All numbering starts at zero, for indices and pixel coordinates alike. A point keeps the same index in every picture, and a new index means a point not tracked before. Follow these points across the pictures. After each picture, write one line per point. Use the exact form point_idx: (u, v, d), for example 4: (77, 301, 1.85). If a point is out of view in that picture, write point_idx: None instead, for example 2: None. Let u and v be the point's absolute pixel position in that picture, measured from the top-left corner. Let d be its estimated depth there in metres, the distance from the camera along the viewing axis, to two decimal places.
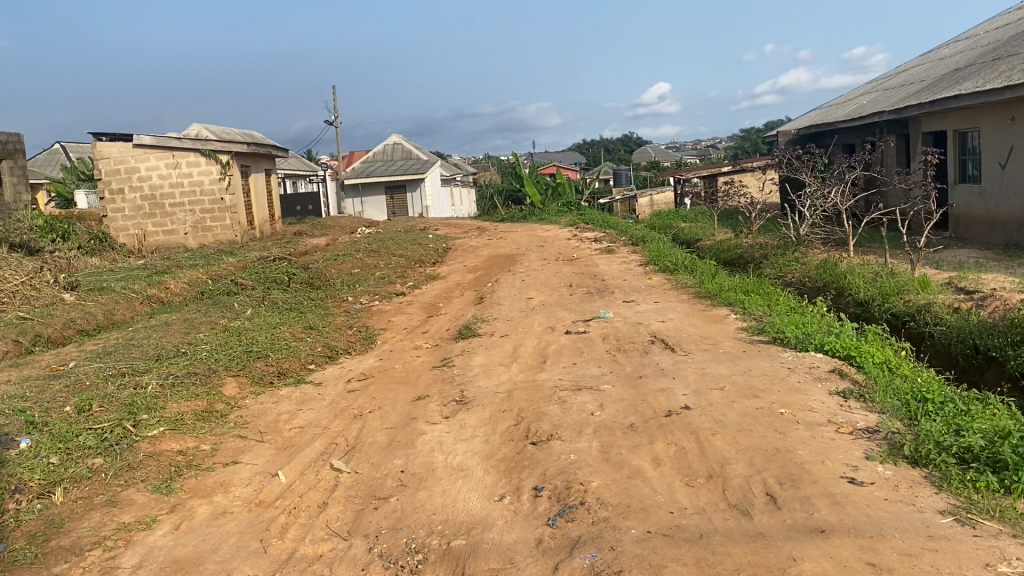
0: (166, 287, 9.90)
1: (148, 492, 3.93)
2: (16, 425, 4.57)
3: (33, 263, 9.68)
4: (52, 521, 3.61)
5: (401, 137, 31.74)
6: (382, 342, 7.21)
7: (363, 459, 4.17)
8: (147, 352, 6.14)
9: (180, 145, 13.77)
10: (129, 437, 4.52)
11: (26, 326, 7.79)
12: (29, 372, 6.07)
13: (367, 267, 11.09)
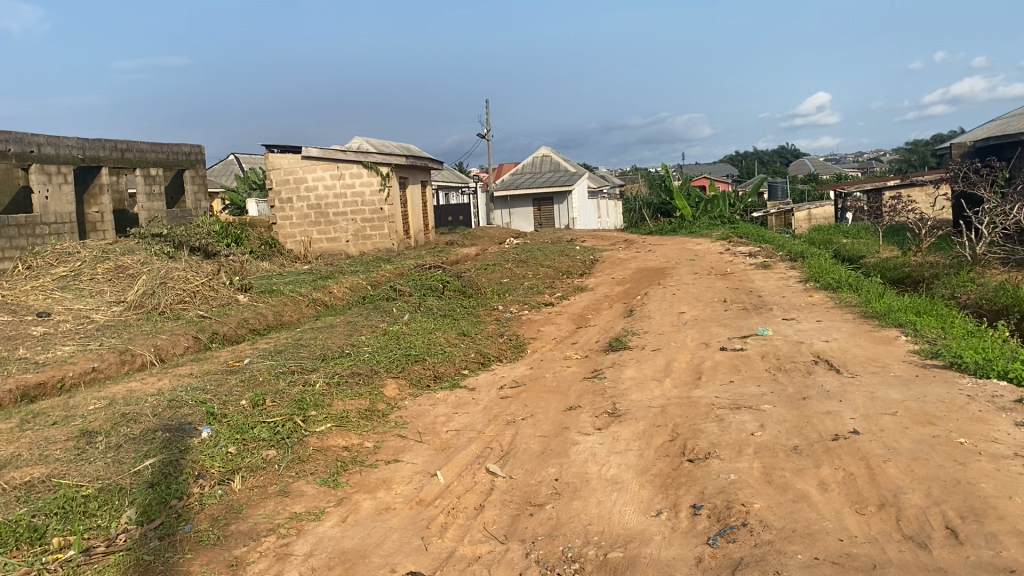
0: (329, 290, 10.44)
1: (317, 484, 4.15)
2: (199, 415, 4.99)
3: (211, 265, 10.46)
4: (231, 506, 3.90)
5: (551, 149, 32.09)
6: (532, 350, 7.30)
7: (518, 465, 4.24)
8: (314, 352, 6.50)
9: (345, 157, 14.40)
10: (299, 431, 4.80)
11: (206, 323, 8.42)
12: (210, 366, 6.56)
13: (516, 276, 11.28)
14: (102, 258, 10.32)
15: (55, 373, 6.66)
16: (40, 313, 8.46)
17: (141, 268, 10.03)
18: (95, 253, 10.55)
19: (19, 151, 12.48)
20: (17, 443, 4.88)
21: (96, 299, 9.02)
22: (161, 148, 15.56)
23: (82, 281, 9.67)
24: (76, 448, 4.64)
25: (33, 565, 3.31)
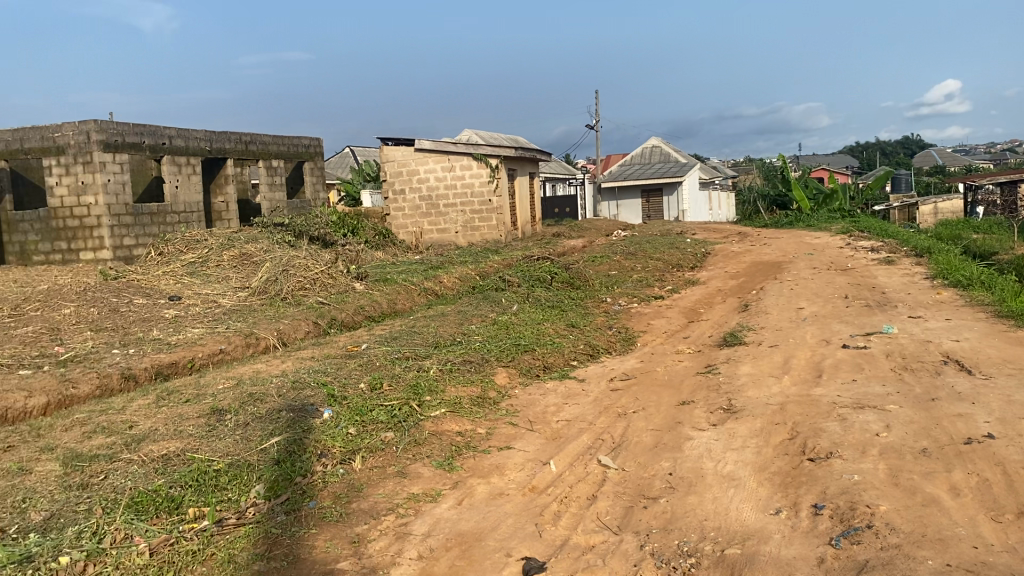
0: (440, 280, 10.64)
1: (433, 467, 4.25)
2: (320, 397, 5.20)
3: (328, 254, 10.83)
4: (352, 485, 4.06)
5: (661, 140, 31.65)
6: (643, 343, 7.25)
7: (631, 458, 4.23)
8: (427, 339, 6.65)
9: (455, 149, 14.63)
10: (415, 415, 4.93)
11: (324, 310, 8.73)
12: (329, 351, 6.80)
13: (625, 269, 11.21)
14: (228, 245, 10.85)
15: (187, 354, 7.06)
16: (172, 297, 8.99)
17: (264, 255, 10.48)
18: (222, 240, 11.10)
19: (154, 144, 13.27)
20: (155, 417, 5.22)
21: (222, 285, 9.51)
22: (282, 140, 16.18)
23: (209, 267, 10.22)
24: (208, 423, 4.91)
25: (172, 533, 3.55)
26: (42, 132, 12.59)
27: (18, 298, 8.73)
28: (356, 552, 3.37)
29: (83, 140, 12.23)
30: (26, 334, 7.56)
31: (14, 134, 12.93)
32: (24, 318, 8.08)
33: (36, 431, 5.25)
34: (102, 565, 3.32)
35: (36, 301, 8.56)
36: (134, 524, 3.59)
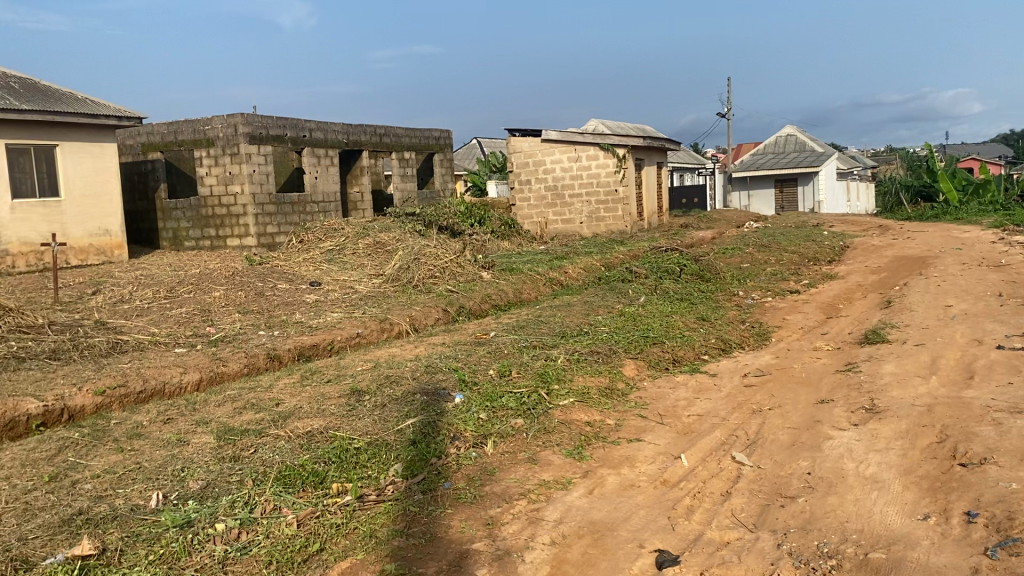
0: (566, 271, 10.67)
1: (563, 455, 4.30)
2: (452, 382, 5.36)
3: (457, 243, 11.05)
4: (485, 468, 4.16)
5: (796, 129, 30.56)
6: (777, 339, 7.05)
7: (766, 455, 4.13)
8: (555, 329, 6.70)
9: (582, 140, 14.59)
10: (544, 403, 4.99)
11: (454, 298, 8.93)
12: (459, 337, 6.96)
13: (758, 262, 10.92)
14: (362, 234, 11.25)
15: (326, 337, 7.38)
16: (312, 283, 9.42)
17: (396, 244, 10.80)
18: (357, 229, 11.53)
19: (295, 136, 13.90)
20: (299, 396, 5.51)
21: (358, 272, 9.88)
22: (414, 132, 16.60)
23: (345, 255, 10.64)
24: (347, 404, 5.14)
25: (317, 507, 3.78)
26: (194, 125, 13.40)
27: (174, 281, 9.37)
28: (490, 534, 3.46)
29: (231, 132, 12.95)
30: (180, 314, 8.11)
31: (170, 127, 13.85)
32: (179, 299, 8.67)
33: (192, 405, 5.64)
34: (255, 532, 3.58)
35: (189, 284, 9.16)
36: (282, 496, 3.87)
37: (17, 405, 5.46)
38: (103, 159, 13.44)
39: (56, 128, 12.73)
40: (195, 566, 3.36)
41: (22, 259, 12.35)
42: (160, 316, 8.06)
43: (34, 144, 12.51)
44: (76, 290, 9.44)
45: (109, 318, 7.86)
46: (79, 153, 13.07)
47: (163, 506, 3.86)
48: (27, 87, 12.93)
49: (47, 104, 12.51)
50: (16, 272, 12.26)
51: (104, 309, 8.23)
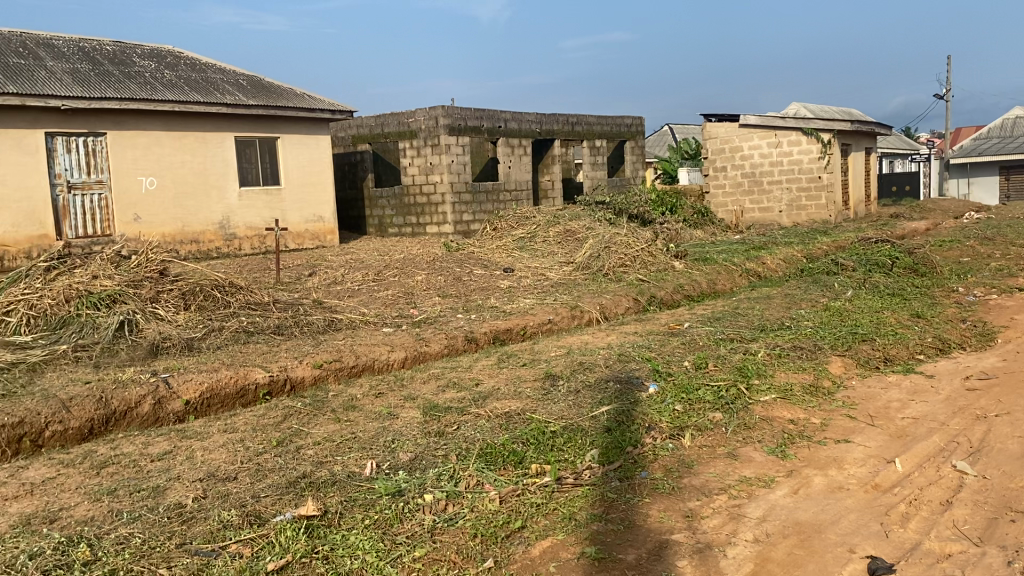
0: (764, 262, 10.32)
1: (765, 453, 4.19)
2: (646, 371, 5.37)
3: (649, 232, 10.97)
4: (683, 460, 4.14)
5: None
6: (1004, 340, 6.47)
7: (993, 466, 3.82)
8: (753, 322, 6.51)
9: (783, 124, 14.06)
10: (743, 397, 4.89)
11: (645, 287, 8.88)
12: (652, 327, 6.91)
13: (980, 256, 10.07)
14: (554, 222, 11.43)
15: (519, 322, 7.57)
16: (505, 270, 9.70)
17: (588, 232, 10.87)
18: (548, 217, 11.72)
19: (491, 127, 14.31)
20: (497, 377, 5.74)
21: (550, 260, 10.05)
22: (606, 120, 16.60)
23: (537, 243, 10.88)
24: (543, 388, 5.28)
25: (518, 485, 3.97)
26: (399, 117, 14.14)
27: (380, 266, 9.97)
28: (690, 526, 3.44)
29: (432, 124, 13.54)
30: (386, 296, 8.61)
31: (377, 120, 14.71)
32: (384, 282, 9.22)
33: (399, 381, 6.02)
34: (460, 506, 3.83)
35: (393, 269, 9.72)
36: (484, 473, 4.10)
37: (246, 375, 6.06)
38: (317, 150, 14.44)
39: (277, 121, 13.80)
40: (407, 532, 3.64)
41: (248, 242, 13.59)
42: (368, 297, 8.61)
43: (258, 137, 13.66)
44: (294, 272, 10.26)
45: (324, 298, 8.49)
46: (296, 144, 14.10)
47: (376, 475, 4.19)
48: (253, 84, 14.12)
49: (270, 99, 13.57)
50: (242, 254, 13.53)
51: (319, 289, 8.89)
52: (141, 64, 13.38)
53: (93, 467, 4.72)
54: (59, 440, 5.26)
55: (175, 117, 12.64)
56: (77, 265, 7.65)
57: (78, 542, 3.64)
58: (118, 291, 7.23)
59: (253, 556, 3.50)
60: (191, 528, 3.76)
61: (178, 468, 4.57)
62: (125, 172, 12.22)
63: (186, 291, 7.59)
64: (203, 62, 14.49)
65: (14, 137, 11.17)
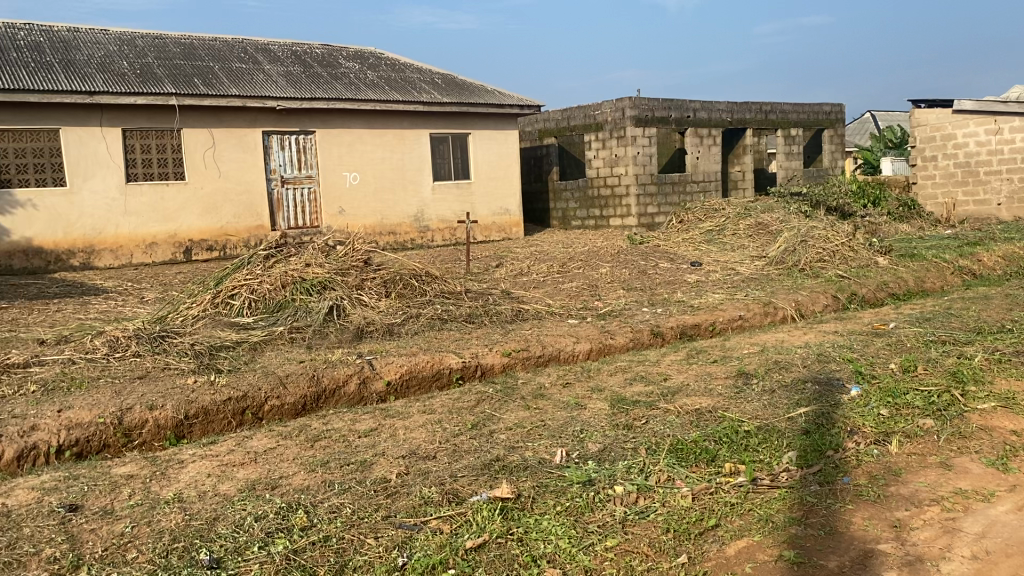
0: (980, 259, 9.55)
1: (983, 465, 3.92)
2: (847, 372, 5.16)
3: (849, 225, 10.44)
4: (889, 468, 3.96)
5: None
6: None
7: None
8: (969, 323, 6.05)
9: (1005, 109, 12.99)
10: (957, 404, 4.58)
11: (845, 284, 8.46)
12: (853, 326, 6.58)
13: None
14: (744, 215, 11.14)
15: (708, 317, 7.44)
16: (693, 263, 9.55)
17: (781, 225, 10.50)
18: (739, 209, 11.43)
19: (679, 117, 14.11)
20: (686, 373, 5.68)
21: (741, 254, 9.80)
22: (802, 108, 15.89)
23: (726, 236, 10.64)
24: (735, 386, 5.19)
25: (711, 483, 3.93)
26: (587, 110, 14.24)
27: (565, 258, 10.10)
28: (899, 537, 3.31)
29: (619, 116, 13.55)
30: (572, 288, 8.71)
31: (564, 113, 14.89)
32: (570, 274, 9.33)
33: (587, 372, 6.10)
34: (651, 499, 3.84)
35: (578, 261, 9.81)
36: (675, 469, 4.08)
37: (441, 360, 6.35)
38: (506, 144, 14.78)
39: (469, 117, 14.26)
40: (599, 522, 3.69)
41: (439, 234, 14.17)
42: (554, 289, 8.75)
43: (451, 132, 14.19)
44: (483, 262, 10.58)
45: (512, 288, 8.71)
46: (487, 139, 14.51)
47: (567, 463, 4.28)
48: (448, 81, 14.67)
49: (464, 95, 14.05)
50: (433, 245, 14.12)
51: (506, 280, 9.13)
52: (346, 66, 14.25)
53: (307, 440, 5.12)
54: (276, 413, 5.74)
55: (376, 114, 13.36)
56: (292, 253, 8.28)
57: (296, 508, 3.97)
58: (327, 279, 7.77)
59: (452, 533, 3.68)
60: (395, 502, 3.99)
61: (383, 444, 4.87)
62: (331, 167, 13.08)
63: (386, 279, 8.03)
64: (401, 62, 15.23)
65: (237, 136, 12.25)
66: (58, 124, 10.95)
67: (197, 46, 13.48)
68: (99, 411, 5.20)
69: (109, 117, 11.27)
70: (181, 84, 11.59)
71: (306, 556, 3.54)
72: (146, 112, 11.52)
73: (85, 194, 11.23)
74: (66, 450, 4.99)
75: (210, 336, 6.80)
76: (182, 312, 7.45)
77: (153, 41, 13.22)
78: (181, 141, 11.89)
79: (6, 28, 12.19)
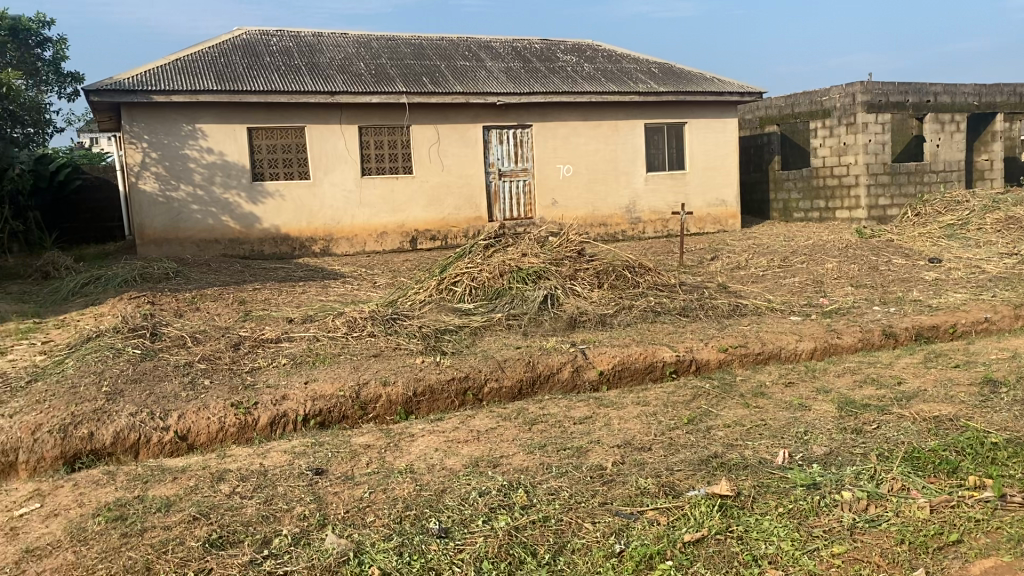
0: None
1: None
2: None
3: None
4: None
5: None
6: None
7: None
8: None
9: None
10: None
11: None
12: None
13: None
14: (992, 208, 10.21)
15: (948, 319, 6.90)
16: (932, 260, 8.88)
17: None
18: (986, 202, 10.49)
19: (918, 102, 13.24)
20: (923, 377, 5.32)
21: (987, 250, 8.99)
22: None
23: (970, 231, 9.80)
24: (981, 395, 4.80)
25: (952, 496, 3.68)
26: (813, 96, 13.68)
27: (787, 252, 9.71)
28: None
29: (849, 102, 12.88)
30: (794, 284, 8.37)
31: (788, 100, 14.41)
32: (792, 269, 8.96)
33: (812, 372, 5.86)
34: (884, 508, 3.65)
35: (801, 256, 9.41)
36: (911, 478, 3.85)
37: (655, 352, 6.33)
38: (724, 134, 14.39)
39: (686, 107, 14.04)
40: (825, 527, 3.56)
41: (652, 226, 14.12)
42: (774, 284, 8.45)
43: (667, 123, 14.05)
44: (698, 255, 10.41)
45: (729, 282, 8.52)
46: (703, 128, 14.21)
47: (789, 464, 4.15)
48: (665, 71, 14.52)
49: (681, 85, 13.84)
50: (645, 237, 14.10)
51: (723, 273, 8.93)
52: (564, 59, 14.48)
53: (526, 422, 5.31)
54: (495, 395, 5.99)
55: (593, 106, 13.49)
56: (511, 244, 8.56)
57: (517, 488, 4.14)
58: (543, 268, 7.98)
59: (670, 525, 3.68)
60: (612, 490, 4.06)
61: (599, 432, 4.96)
62: (547, 160, 13.38)
63: (600, 270, 8.11)
64: (618, 53, 15.25)
65: (460, 131, 12.83)
66: (303, 123, 11.98)
67: (425, 45, 14.22)
68: (339, 385, 5.67)
69: (347, 115, 12.17)
70: (411, 83, 12.30)
71: (527, 534, 3.69)
72: (379, 111, 12.35)
73: (325, 186, 12.22)
74: (311, 419, 5.46)
75: (436, 320, 7.21)
76: (410, 297, 7.93)
77: (386, 42, 14.10)
78: (409, 137, 12.63)
79: (261, 36, 13.47)
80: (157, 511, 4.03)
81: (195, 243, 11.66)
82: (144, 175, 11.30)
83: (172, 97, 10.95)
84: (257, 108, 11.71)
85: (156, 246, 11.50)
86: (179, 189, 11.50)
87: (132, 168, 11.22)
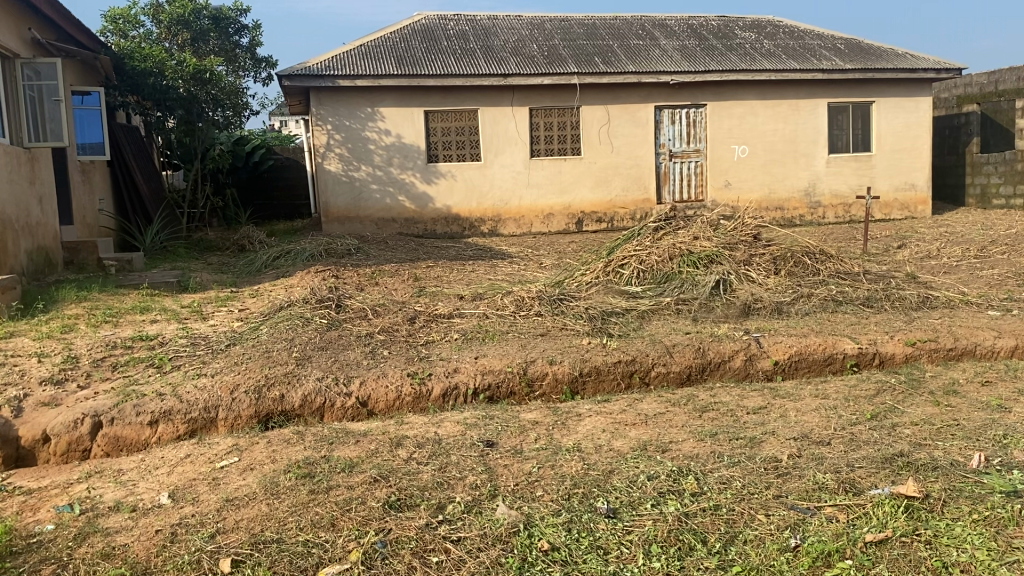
0: None
1: None
2: None
3: None
4: None
5: None
6: None
7: None
8: None
9: None
10: None
11: None
12: None
13: None
14: None
15: None
16: None
17: None
18: None
19: None
20: None
21: None
22: None
23: None
24: None
25: None
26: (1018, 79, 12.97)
27: (986, 242, 9.00)
28: None
29: None
30: (992, 275, 7.76)
31: (992, 76, 13.59)
32: (990, 260, 8.30)
33: (1012, 372, 5.44)
34: None
35: (1002, 246, 8.70)
36: None
37: (835, 344, 6.07)
38: (916, 114, 13.48)
39: (875, 85, 13.24)
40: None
41: (832, 211, 13.47)
42: (970, 275, 7.86)
43: (852, 102, 13.30)
44: (883, 242, 9.82)
45: (918, 272, 8.00)
46: (894, 108, 13.35)
47: (986, 469, 3.88)
48: (851, 47, 13.73)
49: (869, 61, 13.06)
50: (825, 222, 13.47)
51: (911, 263, 8.41)
52: (742, 36, 14.00)
53: (696, 409, 5.23)
54: (663, 379, 5.93)
55: (771, 85, 12.97)
56: (682, 226, 8.41)
57: (687, 474, 4.10)
58: (716, 252, 7.78)
59: (850, 523, 3.54)
60: (787, 483, 3.94)
61: (773, 424, 4.81)
62: (720, 141, 13.02)
63: (777, 256, 7.83)
64: (800, 29, 14.58)
65: (631, 112, 12.72)
66: (477, 105, 12.26)
67: (599, 25, 14.16)
68: (507, 361, 5.81)
69: (519, 97, 12.34)
70: (583, 64, 12.30)
71: (697, 521, 3.64)
72: (551, 92, 12.44)
73: (496, 168, 12.47)
74: (481, 393, 5.63)
75: (603, 302, 7.22)
76: (577, 278, 7.97)
77: (559, 24, 14.15)
78: (579, 119, 12.66)
79: (439, 20, 13.88)
80: (341, 472, 4.29)
81: (374, 221, 12.22)
82: (329, 156, 11.95)
83: (355, 82, 11.52)
84: (435, 91, 12.10)
85: (339, 223, 12.15)
86: (360, 169, 12.08)
87: (318, 149, 11.91)
